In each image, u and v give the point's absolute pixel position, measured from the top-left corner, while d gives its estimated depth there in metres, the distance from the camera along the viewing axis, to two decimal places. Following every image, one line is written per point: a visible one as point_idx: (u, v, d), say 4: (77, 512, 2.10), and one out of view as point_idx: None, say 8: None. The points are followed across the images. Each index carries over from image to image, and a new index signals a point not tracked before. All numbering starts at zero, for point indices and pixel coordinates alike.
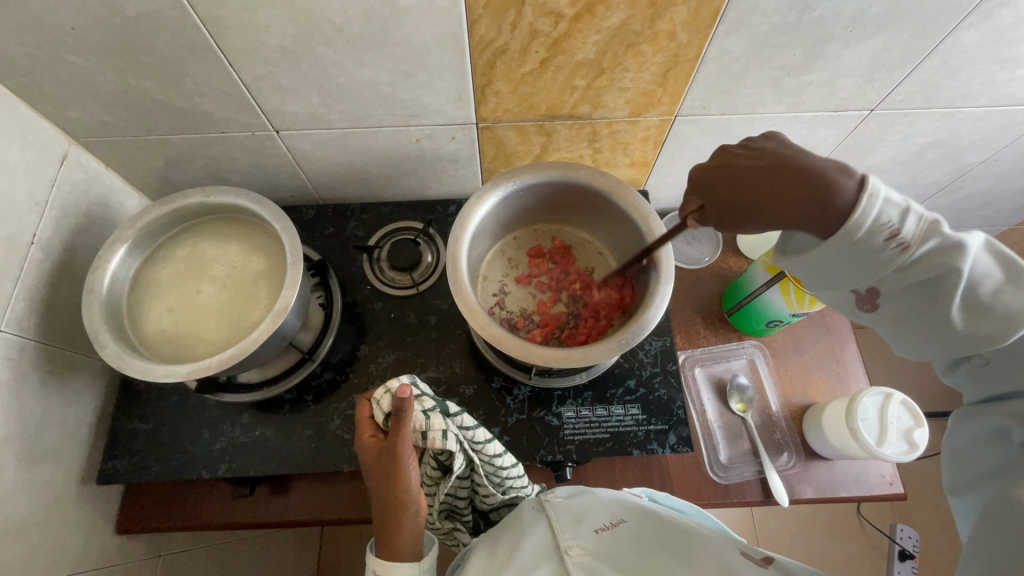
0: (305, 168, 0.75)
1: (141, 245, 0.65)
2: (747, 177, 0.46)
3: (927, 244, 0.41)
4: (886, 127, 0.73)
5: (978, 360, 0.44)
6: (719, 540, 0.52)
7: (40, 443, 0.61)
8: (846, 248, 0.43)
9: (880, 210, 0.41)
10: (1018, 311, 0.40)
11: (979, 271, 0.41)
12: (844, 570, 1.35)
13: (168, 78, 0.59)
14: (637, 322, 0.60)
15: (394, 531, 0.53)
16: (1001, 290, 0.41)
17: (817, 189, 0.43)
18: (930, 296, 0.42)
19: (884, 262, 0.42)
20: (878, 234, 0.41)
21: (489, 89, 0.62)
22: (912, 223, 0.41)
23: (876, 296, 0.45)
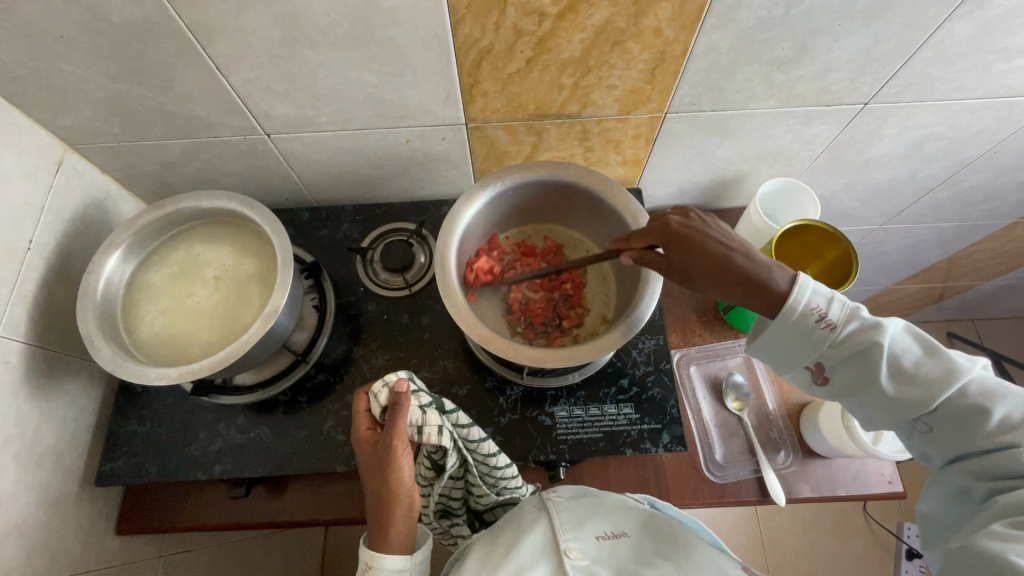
0: (297, 170, 0.76)
1: (135, 249, 0.65)
2: (698, 251, 0.53)
3: (850, 324, 0.48)
4: (881, 121, 0.72)
5: (923, 426, 0.47)
6: (721, 558, 0.52)
7: (39, 445, 0.62)
8: (786, 326, 0.50)
9: (809, 297, 0.49)
10: (939, 377, 0.45)
11: (900, 347, 0.47)
12: (850, 569, 1.33)
13: (159, 83, 0.60)
14: (627, 321, 0.59)
15: (387, 524, 0.53)
16: (921, 361, 0.46)
17: (754, 285, 0.51)
18: (865, 371, 0.48)
19: (817, 339, 0.49)
20: (808, 316, 0.49)
21: (477, 89, 0.62)
22: (837, 307, 0.49)
23: (825, 369, 0.50)
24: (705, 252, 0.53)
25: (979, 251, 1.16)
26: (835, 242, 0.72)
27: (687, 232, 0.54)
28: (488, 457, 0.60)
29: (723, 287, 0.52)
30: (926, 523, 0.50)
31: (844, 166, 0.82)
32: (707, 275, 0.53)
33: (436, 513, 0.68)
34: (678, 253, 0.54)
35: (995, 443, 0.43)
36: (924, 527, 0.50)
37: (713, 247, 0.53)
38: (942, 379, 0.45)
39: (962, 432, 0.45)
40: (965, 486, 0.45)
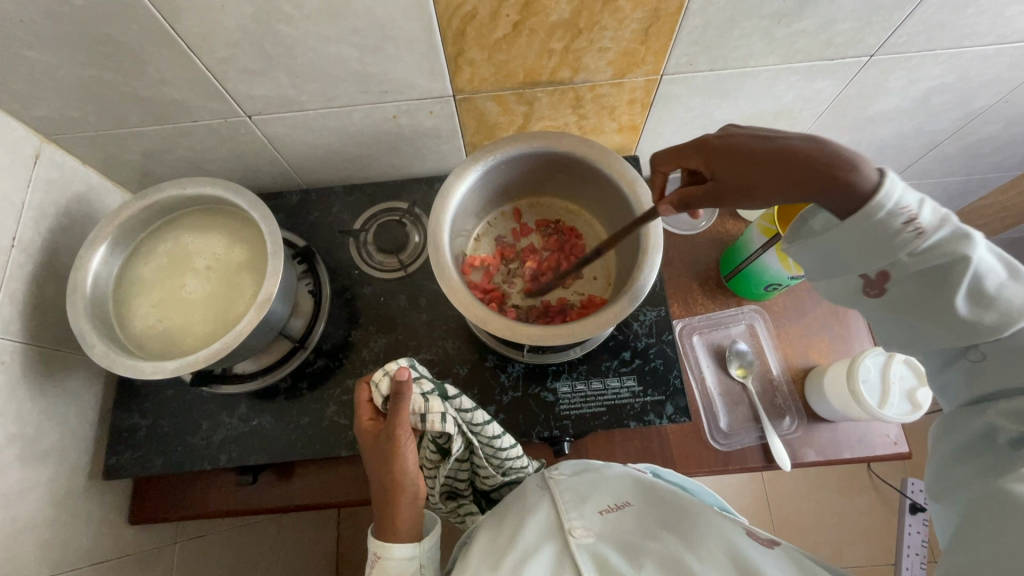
0: (282, 152, 0.73)
1: (121, 242, 0.64)
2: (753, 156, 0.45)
3: (942, 231, 0.41)
4: (887, 73, 0.69)
5: (974, 356, 0.44)
6: (725, 519, 0.50)
7: (41, 443, 0.62)
8: (863, 228, 0.42)
9: (900, 196, 0.41)
10: (1020, 304, 0.41)
11: (986, 266, 0.41)
12: (854, 525, 1.36)
13: (130, 67, 0.57)
14: (627, 295, 0.58)
15: (394, 513, 0.53)
16: (1006, 285, 0.41)
17: (830, 169, 0.42)
18: (938, 284, 0.42)
19: (897, 245, 0.42)
20: (897, 218, 0.41)
21: (463, 58, 0.60)
22: (928, 211, 0.41)
23: (884, 281, 0.44)
24: (757, 154, 0.45)
25: (986, 205, 1.13)
26: None
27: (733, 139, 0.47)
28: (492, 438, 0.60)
29: (783, 181, 0.44)
30: (946, 465, 0.47)
31: (848, 123, 0.79)
32: (763, 173, 0.44)
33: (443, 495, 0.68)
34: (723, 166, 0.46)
35: None
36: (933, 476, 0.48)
37: (766, 146, 0.45)
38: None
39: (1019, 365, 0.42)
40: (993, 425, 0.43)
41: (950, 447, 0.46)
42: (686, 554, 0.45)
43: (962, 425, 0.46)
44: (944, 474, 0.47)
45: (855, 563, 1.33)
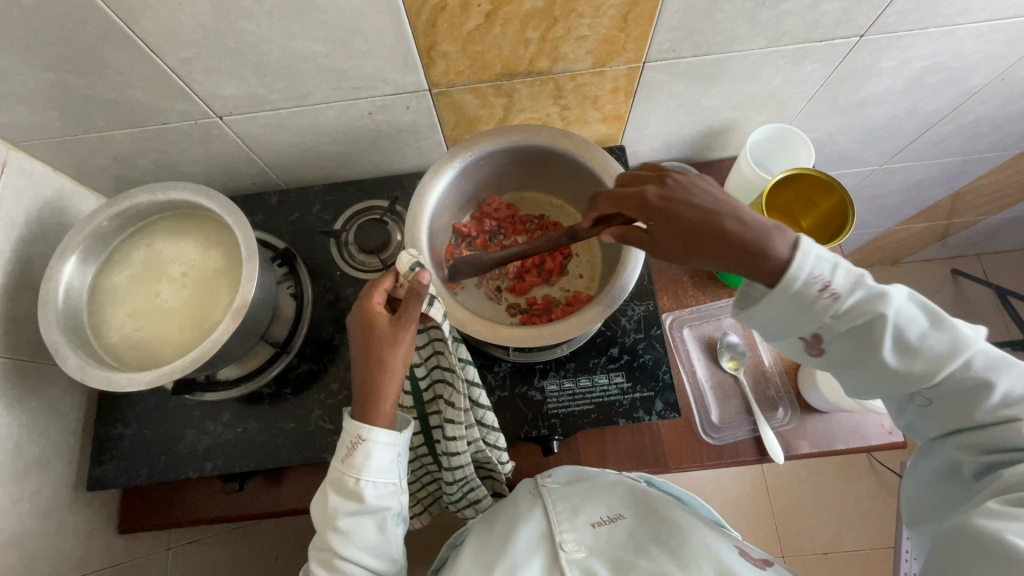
0: (258, 152, 0.72)
1: (93, 250, 0.62)
2: (679, 220, 0.46)
3: (855, 294, 0.44)
4: (878, 54, 0.66)
5: (920, 400, 0.47)
6: (714, 532, 0.50)
7: (22, 456, 0.61)
8: (783, 300, 0.44)
9: (813, 265, 0.44)
10: (943, 348, 0.44)
11: (904, 317, 0.44)
12: (853, 509, 1.36)
13: (91, 70, 0.55)
14: (611, 291, 0.56)
15: (375, 398, 0.50)
16: (926, 332, 0.44)
17: (746, 250, 0.44)
18: (866, 341, 0.45)
19: (820, 311, 0.44)
20: (811, 287, 0.44)
21: (436, 51, 0.57)
22: (841, 276, 0.44)
23: (820, 341, 0.47)
24: (686, 218, 0.46)
25: (984, 185, 1.11)
26: (831, 192, 0.67)
27: (674, 197, 0.47)
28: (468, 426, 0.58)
29: (706, 251, 0.46)
30: (916, 497, 0.52)
31: (840, 105, 0.77)
32: (692, 242, 0.46)
33: (426, 480, 0.67)
34: (658, 225, 0.48)
35: (996, 417, 0.44)
36: (912, 506, 0.52)
37: (697, 212, 0.46)
38: (948, 351, 0.44)
39: (959, 409, 0.45)
40: (959, 461, 0.47)
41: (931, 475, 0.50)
42: (676, 574, 0.45)
43: (931, 457, 0.49)
44: (914, 505, 0.52)
45: (855, 546, 1.33)
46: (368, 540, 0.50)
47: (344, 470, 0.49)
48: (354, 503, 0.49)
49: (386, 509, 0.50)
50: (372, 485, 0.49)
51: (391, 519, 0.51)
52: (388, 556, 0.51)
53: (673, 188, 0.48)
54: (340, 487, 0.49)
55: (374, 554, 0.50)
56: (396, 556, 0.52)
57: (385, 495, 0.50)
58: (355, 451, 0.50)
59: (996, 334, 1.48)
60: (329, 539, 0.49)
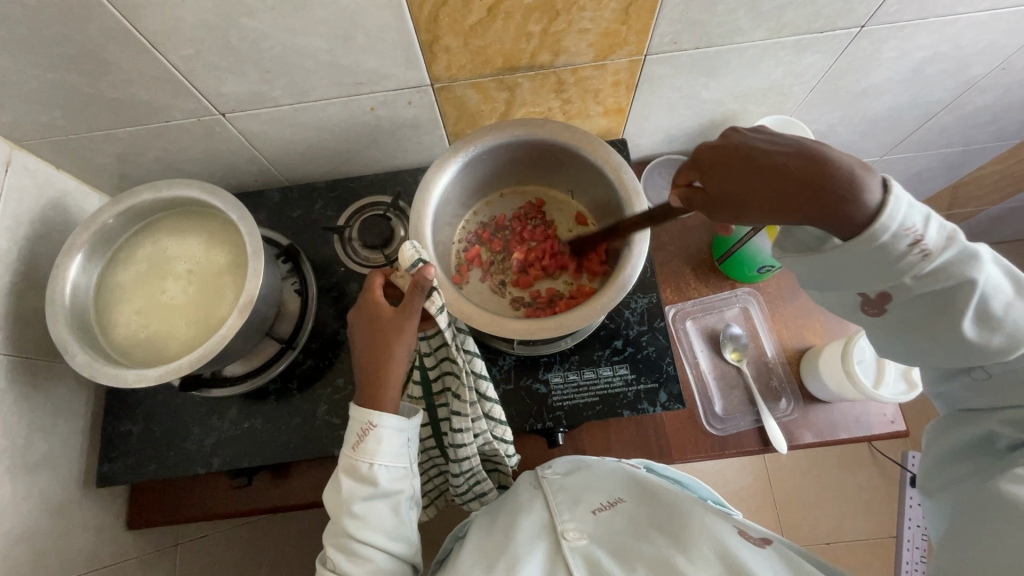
0: (261, 149, 0.72)
1: (98, 248, 0.62)
2: (749, 165, 0.43)
3: (946, 253, 0.41)
4: (879, 44, 0.66)
5: (980, 373, 0.47)
6: (714, 515, 0.49)
7: (31, 454, 0.62)
8: (864, 255, 0.41)
9: (904, 217, 0.40)
10: (1023, 326, 0.43)
11: (992, 285, 0.42)
12: (855, 499, 1.37)
13: (94, 68, 0.55)
14: (615, 284, 0.57)
15: (380, 385, 0.51)
16: (1011, 303, 0.43)
17: (829, 191, 0.40)
18: (944, 305, 0.43)
19: (904, 267, 0.41)
20: (901, 241, 0.40)
21: (438, 45, 0.57)
22: (934, 231, 0.41)
23: (886, 301, 0.45)
24: (758, 162, 0.43)
25: (984, 175, 1.11)
26: None
27: (748, 142, 0.45)
28: (476, 419, 0.58)
29: (781, 199, 0.42)
30: (935, 466, 0.53)
31: (841, 96, 0.77)
32: (762, 187, 0.43)
33: (433, 474, 0.67)
34: (720, 174, 0.45)
35: None
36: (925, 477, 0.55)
37: (765, 155, 0.43)
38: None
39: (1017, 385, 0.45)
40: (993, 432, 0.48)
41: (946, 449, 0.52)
42: (677, 556, 0.45)
43: (962, 429, 0.50)
44: (930, 476, 0.53)
45: (858, 536, 1.34)
46: (385, 524, 0.50)
47: (357, 456, 0.50)
48: (369, 487, 0.49)
49: (400, 491, 0.51)
50: (386, 469, 0.50)
51: (406, 502, 0.51)
52: (405, 540, 0.51)
53: (737, 137, 0.46)
54: (354, 472, 0.50)
55: (393, 537, 0.50)
56: (412, 540, 0.52)
57: (398, 478, 0.51)
58: (365, 437, 0.50)
59: None
60: (346, 525, 0.49)
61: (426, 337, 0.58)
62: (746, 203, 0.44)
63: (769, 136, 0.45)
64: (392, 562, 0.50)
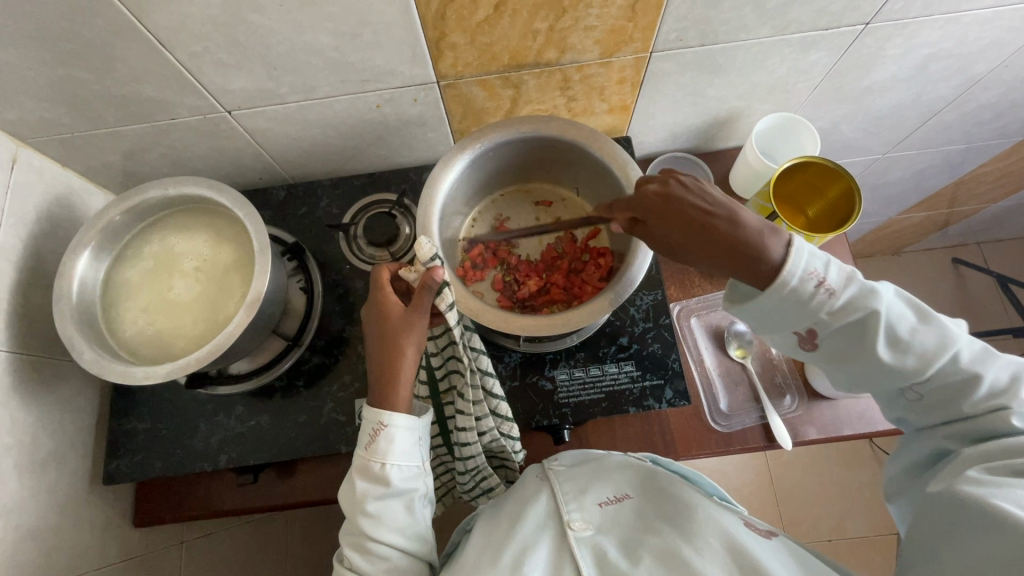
0: (265, 146, 0.72)
1: (105, 246, 0.62)
2: (680, 219, 0.48)
3: (848, 289, 0.45)
4: (883, 41, 0.67)
5: (911, 395, 0.48)
6: (720, 507, 0.50)
7: (38, 451, 0.62)
8: (779, 298, 0.46)
9: (806, 262, 0.45)
10: (933, 345, 0.45)
11: (895, 314, 0.45)
12: (855, 496, 1.37)
13: (101, 64, 0.55)
14: (622, 281, 0.57)
15: (390, 385, 0.51)
16: (917, 329, 0.45)
17: (743, 249, 0.46)
18: (859, 337, 0.46)
19: (814, 307, 0.45)
20: (807, 283, 0.45)
21: (445, 42, 0.58)
22: (834, 272, 0.45)
23: (814, 336, 0.48)
24: (691, 219, 0.48)
25: (986, 173, 1.11)
26: (838, 179, 0.68)
27: (687, 191, 0.49)
28: (481, 416, 0.58)
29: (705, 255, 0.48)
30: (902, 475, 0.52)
31: (845, 93, 0.77)
32: (691, 241, 0.48)
33: (439, 471, 0.67)
34: (658, 221, 0.50)
35: (986, 407, 0.45)
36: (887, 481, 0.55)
37: (695, 212, 0.48)
38: (938, 347, 0.45)
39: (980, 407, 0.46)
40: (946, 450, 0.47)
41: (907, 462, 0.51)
42: (684, 547, 0.45)
43: (917, 445, 0.50)
44: (895, 481, 0.53)
45: (859, 533, 1.34)
46: (399, 522, 0.49)
47: (369, 457, 0.49)
48: (381, 487, 0.49)
49: (413, 490, 0.50)
50: (399, 464, 0.50)
51: (419, 500, 0.51)
52: (420, 537, 0.51)
53: (676, 188, 0.50)
54: (366, 472, 0.50)
55: (406, 535, 0.50)
56: (427, 538, 0.52)
57: (410, 477, 0.50)
58: (377, 438, 0.50)
59: (998, 322, 1.49)
60: (360, 524, 0.49)
61: (433, 337, 0.58)
62: (679, 251, 0.50)
63: (702, 183, 0.50)
64: (407, 559, 0.50)
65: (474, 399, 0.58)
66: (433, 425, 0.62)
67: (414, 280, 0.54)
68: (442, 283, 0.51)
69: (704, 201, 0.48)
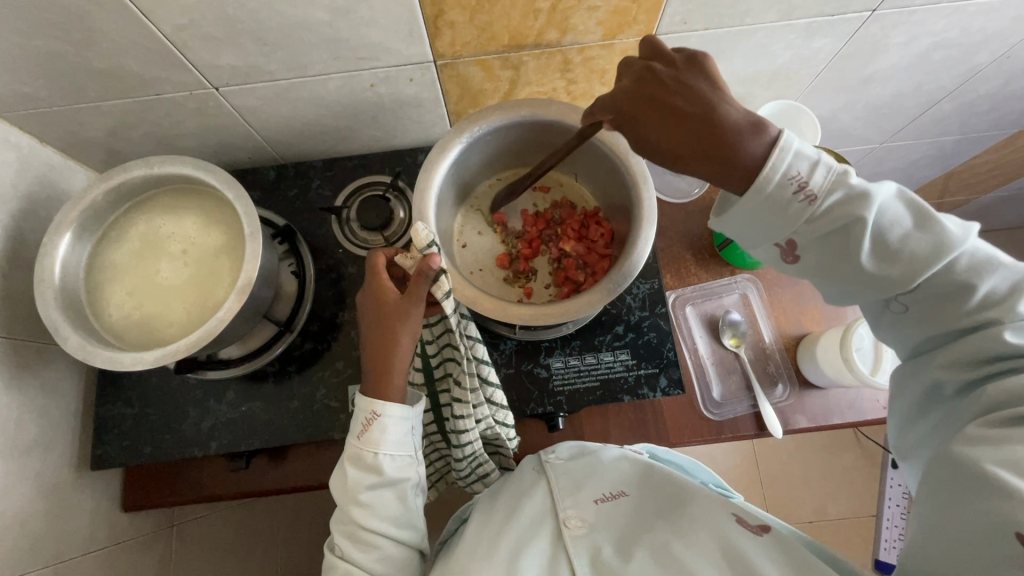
0: (255, 125, 0.69)
1: (88, 227, 0.60)
2: (664, 109, 0.48)
3: (833, 195, 0.44)
4: (889, 29, 0.66)
5: (897, 307, 0.47)
6: (716, 504, 0.50)
7: (23, 436, 0.60)
8: (758, 203, 0.46)
9: (790, 162, 0.45)
10: (925, 253, 0.43)
11: (887, 220, 0.44)
12: (838, 479, 1.41)
13: (80, 36, 0.53)
14: (620, 270, 0.56)
15: (385, 375, 0.50)
16: (911, 235, 0.44)
17: (724, 147, 0.46)
18: (842, 245, 0.45)
19: (795, 213, 0.45)
20: (787, 188, 0.45)
21: (442, 20, 0.55)
22: (820, 174, 0.44)
23: (795, 249, 0.47)
24: (677, 111, 0.48)
25: (979, 164, 1.12)
26: None
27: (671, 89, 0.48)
28: (477, 404, 0.57)
29: (690, 150, 0.47)
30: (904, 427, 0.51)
31: (847, 82, 0.76)
32: (674, 133, 0.48)
33: (433, 457, 0.67)
34: (642, 114, 0.49)
35: (977, 320, 0.43)
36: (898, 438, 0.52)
37: (680, 105, 0.48)
38: (931, 255, 0.43)
39: (943, 312, 0.45)
40: (940, 376, 0.46)
41: (908, 405, 0.50)
42: (679, 547, 0.45)
43: (914, 376, 0.49)
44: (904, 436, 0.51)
45: (840, 515, 1.38)
46: (391, 511, 0.49)
47: (361, 446, 0.49)
48: (374, 476, 0.49)
49: (406, 479, 0.50)
50: (392, 453, 0.49)
51: (411, 489, 0.51)
52: (412, 526, 0.51)
53: (664, 74, 0.49)
54: (359, 461, 0.49)
55: (398, 524, 0.50)
56: (419, 526, 0.52)
57: (402, 467, 0.50)
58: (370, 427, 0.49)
59: None
60: (351, 513, 0.48)
61: (429, 325, 0.57)
62: (655, 147, 0.49)
63: (681, 74, 0.49)
64: (399, 549, 0.50)
65: (471, 388, 0.57)
66: (428, 413, 0.62)
67: (410, 268, 0.53)
68: (438, 270, 0.50)
69: (685, 94, 0.48)
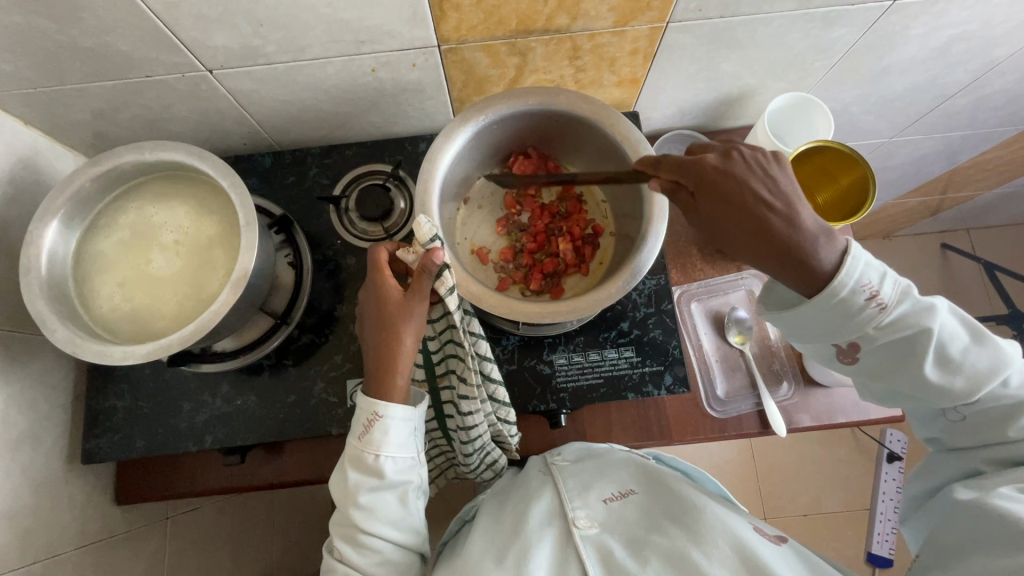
0: (251, 110, 0.67)
1: (75, 214, 0.58)
2: (731, 198, 0.48)
3: (902, 306, 0.47)
4: (909, 20, 0.63)
5: (954, 415, 0.51)
6: (727, 509, 0.49)
7: (10, 430, 0.58)
8: (828, 306, 0.47)
9: (862, 273, 0.46)
10: (985, 368, 0.47)
11: (947, 333, 0.47)
12: (833, 473, 1.41)
13: (64, 11, 0.50)
14: (629, 269, 0.55)
15: (387, 375, 0.48)
16: (969, 350, 0.48)
17: (792, 258, 0.47)
18: (906, 352, 0.48)
19: (863, 320, 0.47)
20: (859, 295, 0.46)
21: (448, 3, 0.53)
22: (889, 287, 0.47)
23: (856, 350, 0.50)
24: (746, 206, 0.47)
25: (988, 160, 1.10)
26: (853, 166, 0.66)
27: (726, 176, 0.48)
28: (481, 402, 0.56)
29: (758, 251, 0.48)
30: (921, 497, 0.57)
31: (862, 74, 0.74)
32: (738, 228, 0.48)
33: (433, 453, 0.66)
34: (710, 199, 0.49)
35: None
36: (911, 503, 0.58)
37: (756, 202, 0.47)
38: (989, 370, 0.47)
39: (987, 428, 0.50)
40: (979, 467, 0.51)
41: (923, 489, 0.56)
42: (690, 548, 0.45)
43: (951, 463, 0.54)
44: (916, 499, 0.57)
45: (833, 508, 1.38)
46: (392, 514, 0.48)
47: (362, 448, 0.48)
48: (374, 479, 0.48)
49: (407, 482, 0.49)
50: (393, 456, 0.48)
51: (413, 492, 0.50)
52: (413, 529, 0.50)
53: (738, 164, 0.49)
54: (358, 464, 0.48)
55: (398, 527, 0.49)
56: (420, 528, 0.51)
57: (404, 469, 0.49)
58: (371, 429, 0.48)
59: (982, 308, 1.51)
60: (352, 516, 0.47)
61: (431, 321, 0.56)
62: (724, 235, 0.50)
63: (763, 168, 0.49)
64: (399, 551, 0.49)
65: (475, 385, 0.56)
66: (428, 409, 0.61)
67: (412, 263, 0.51)
68: (442, 265, 0.49)
69: (751, 196, 0.47)
